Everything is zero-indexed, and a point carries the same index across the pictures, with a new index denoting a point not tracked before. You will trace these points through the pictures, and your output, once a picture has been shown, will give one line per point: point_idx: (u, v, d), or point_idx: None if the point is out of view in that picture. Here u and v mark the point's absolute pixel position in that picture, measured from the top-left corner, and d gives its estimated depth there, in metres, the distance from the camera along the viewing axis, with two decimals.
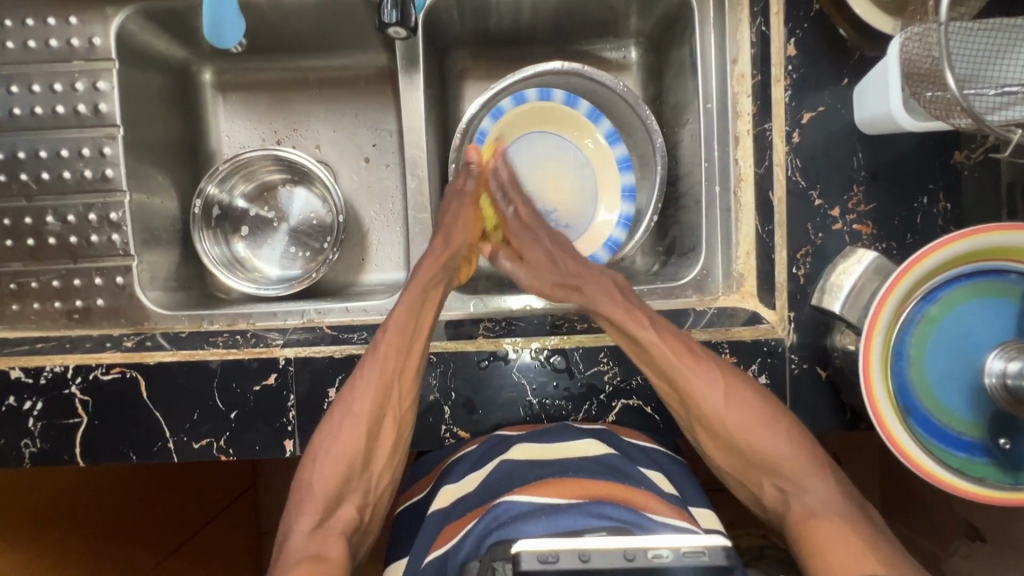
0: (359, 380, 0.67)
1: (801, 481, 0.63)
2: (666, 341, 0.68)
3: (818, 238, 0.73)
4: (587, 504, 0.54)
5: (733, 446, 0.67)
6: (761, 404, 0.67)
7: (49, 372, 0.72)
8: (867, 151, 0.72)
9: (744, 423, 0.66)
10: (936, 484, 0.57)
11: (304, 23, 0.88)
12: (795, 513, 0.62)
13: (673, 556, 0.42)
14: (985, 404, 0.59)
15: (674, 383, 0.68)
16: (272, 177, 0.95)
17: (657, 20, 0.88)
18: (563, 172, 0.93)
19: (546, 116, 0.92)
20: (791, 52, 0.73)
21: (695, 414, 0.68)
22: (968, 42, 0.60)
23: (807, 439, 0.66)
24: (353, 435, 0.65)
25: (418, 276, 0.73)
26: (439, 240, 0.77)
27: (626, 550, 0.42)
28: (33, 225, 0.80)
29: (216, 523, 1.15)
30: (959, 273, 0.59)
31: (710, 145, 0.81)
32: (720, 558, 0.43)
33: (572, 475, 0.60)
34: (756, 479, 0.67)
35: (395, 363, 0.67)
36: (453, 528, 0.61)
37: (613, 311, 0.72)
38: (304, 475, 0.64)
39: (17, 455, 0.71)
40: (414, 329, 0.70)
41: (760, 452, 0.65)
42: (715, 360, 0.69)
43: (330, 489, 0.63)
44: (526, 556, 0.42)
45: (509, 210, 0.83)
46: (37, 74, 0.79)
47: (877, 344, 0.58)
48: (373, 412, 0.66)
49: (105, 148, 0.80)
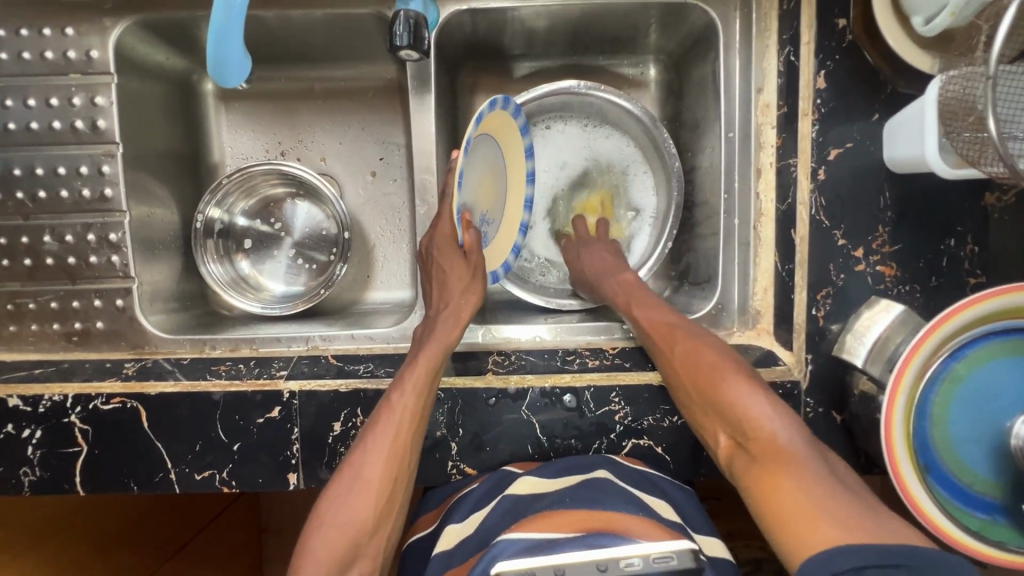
0: (370, 444, 0.64)
1: (750, 426, 0.58)
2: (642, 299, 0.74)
3: (840, 279, 0.71)
4: (585, 536, 0.52)
5: (691, 390, 0.64)
6: (714, 351, 0.65)
7: (47, 401, 0.70)
8: (894, 190, 0.70)
9: (698, 366, 0.64)
10: (956, 547, 0.55)
11: (311, 35, 0.84)
12: (751, 465, 0.56)
13: (643, 562, 0.46)
14: (1009, 465, 0.57)
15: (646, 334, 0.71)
16: (275, 191, 0.92)
17: (679, 40, 0.84)
18: (487, 178, 0.76)
19: (486, 127, 0.72)
20: (820, 85, 0.69)
21: (661, 361, 0.68)
22: (1012, 85, 0.58)
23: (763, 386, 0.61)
24: (362, 501, 0.61)
25: (432, 337, 0.70)
26: (452, 307, 0.72)
27: (598, 562, 0.46)
28: (30, 245, 0.77)
29: (229, 513, 1.18)
30: (986, 331, 0.57)
31: (730, 175, 0.78)
32: (688, 561, 0.46)
33: (563, 509, 0.58)
34: (714, 430, 0.62)
35: (409, 428, 0.65)
36: (456, 575, 0.59)
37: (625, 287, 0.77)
38: (307, 541, 0.60)
39: (16, 483, 0.70)
40: (428, 391, 0.67)
41: (710, 394, 0.62)
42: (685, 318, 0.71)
43: (334, 557, 0.59)
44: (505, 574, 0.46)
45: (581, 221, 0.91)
46: (32, 87, 0.76)
47: (900, 403, 0.56)
48: (383, 478, 0.62)
49: (103, 166, 0.77)
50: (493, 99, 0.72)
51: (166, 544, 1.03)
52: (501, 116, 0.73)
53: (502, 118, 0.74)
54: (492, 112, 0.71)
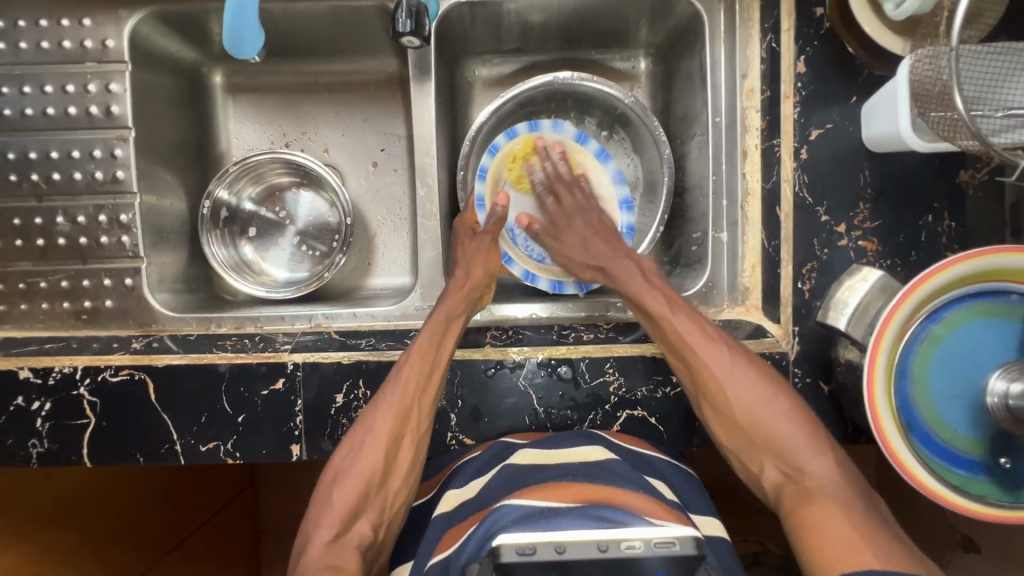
0: (381, 401, 0.67)
1: (802, 461, 0.63)
2: (681, 318, 0.69)
3: (824, 253, 0.74)
4: (585, 507, 0.54)
5: (730, 426, 0.67)
6: (765, 381, 0.67)
7: (58, 373, 0.72)
8: (873, 168, 0.73)
9: (753, 404, 0.66)
10: (938, 501, 0.57)
11: (316, 29, 0.88)
12: (793, 494, 0.63)
13: (644, 547, 0.45)
14: (986, 422, 0.60)
15: (684, 362, 0.69)
16: (281, 180, 0.95)
17: (667, 32, 0.88)
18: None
19: (538, 148, 0.90)
20: (800, 70, 0.74)
21: (704, 392, 0.68)
22: (977, 63, 0.61)
23: (811, 419, 0.65)
24: (372, 452, 0.65)
25: (442, 305, 0.74)
26: (460, 273, 0.77)
27: (599, 542, 0.46)
28: (43, 225, 0.80)
29: (229, 509, 1.18)
30: (962, 293, 0.60)
31: (718, 158, 0.82)
32: (690, 548, 0.45)
33: (571, 480, 0.60)
34: (754, 456, 0.67)
35: (417, 385, 0.68)
36: (454, 533, 0.61)
37: (639, 290, 0.74)
38: (325, 489, 0.65)
39: (25, 454, 0.72)
40: (436, 353, 0.70)
41: (762, 429, 0.65)
42: (726, 340, 0.69)
43: (347, 503, 0.63)
44: (505, 547, 0.46)
45: (549, 200, 0.86)
46: (50, 75, 0.80)
47: (882, 361, 0.59)
48: (392, 432, 0.66)
49: (116, 150, 0.80)
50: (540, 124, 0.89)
51: (161, 543, 1.02)
52: (547, 137, 0.89)
53: (547, 138, 0.89)
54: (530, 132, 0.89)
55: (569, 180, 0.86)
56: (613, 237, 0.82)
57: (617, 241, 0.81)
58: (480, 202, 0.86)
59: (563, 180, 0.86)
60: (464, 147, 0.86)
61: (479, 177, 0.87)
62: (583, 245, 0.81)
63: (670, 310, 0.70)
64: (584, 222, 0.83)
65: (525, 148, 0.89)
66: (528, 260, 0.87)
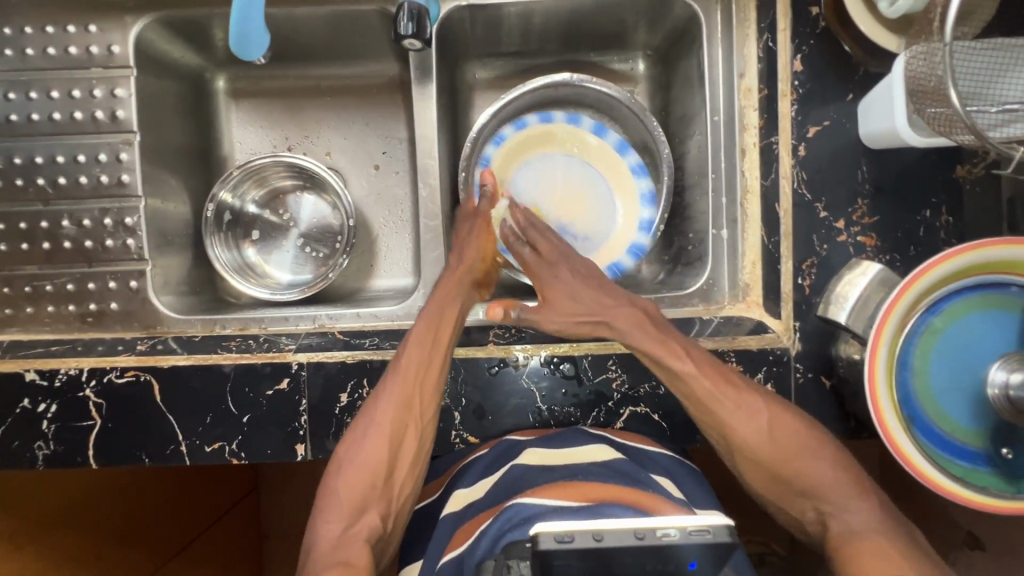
0: (382, 391, 0.68)
1: (842, 502, 0.63)
2: (704, 371, 0.68)
3: (823, 249, 0.74)
4: (596, 506, 0.54)
5: (764, 473, 0.67)
6: (801, 426, 0.66)
7: (64, 374, 0.73)
8: (871, 164, 0.74)
9: (784, 452, 0.66)
10: (940, 492, 0.58)
11: (319, 33, 0.89)
12: (836, 532, 0.61)
13: (680, 535, 0.42)
14: (987, 413, 0.60)
15: (713, 415, 0.67)
16: (284, 183, 0.96)
17: (664, 34, 0.89)
18: (570, 190, 0.91)
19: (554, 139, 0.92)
20: (797, 68, 0.75)
21: (732, 442, 0.68)
22: (969, 60, 0.61)
23: (848, 461, 0.65)
24: (376, 446, 0.65)
25: (437, 293, 0.74)
26: (455, 258, 0.79)
27: (636, 529, 0.43)
28: (49, 229, 0.81)
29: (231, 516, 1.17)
30: (961, 285, 0.61)
31: (717, 157, 0.82)
32: (725, 535, 0.43)
33: (584, 480, 0.60)
34: (797, 504, 0.66)
35: (416, 375, 0.68)
36: (464, 532, 0.61)
37: (641, 341, 0.69)
38: (330, 483, 0.65)
39: (31, 457, 0.72)
40: (434, 341, 0.70)
41: (802, 475, 0.65)
42: (752, 386, 0.69)
43: (354, 496, 0.64)
44: (543, 536, 0.43)
45: (526, 250, 0.81)
46: (56, 80, 0.81)
47: (883, 354, 0.59)
48: (395, 423, 0.66)
49: (121, 154, 0.81)
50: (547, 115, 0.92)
51: (167, 543, 1.02)
52: (554, 127, 0.92)
53: (553, 128, 0.92)
54: (537, 123, 0.92)
55: (544, 226, 0.82)
56: (603, 282, 0.77)
57: (608, 288, 0.75)
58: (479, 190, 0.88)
59: (538, 226, 0.82)
60: (466, 148, 0.87)
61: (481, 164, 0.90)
62: (571, 296, 0.75)
63: (687, 360, 0.68)
64: (570, 270, 0.78)
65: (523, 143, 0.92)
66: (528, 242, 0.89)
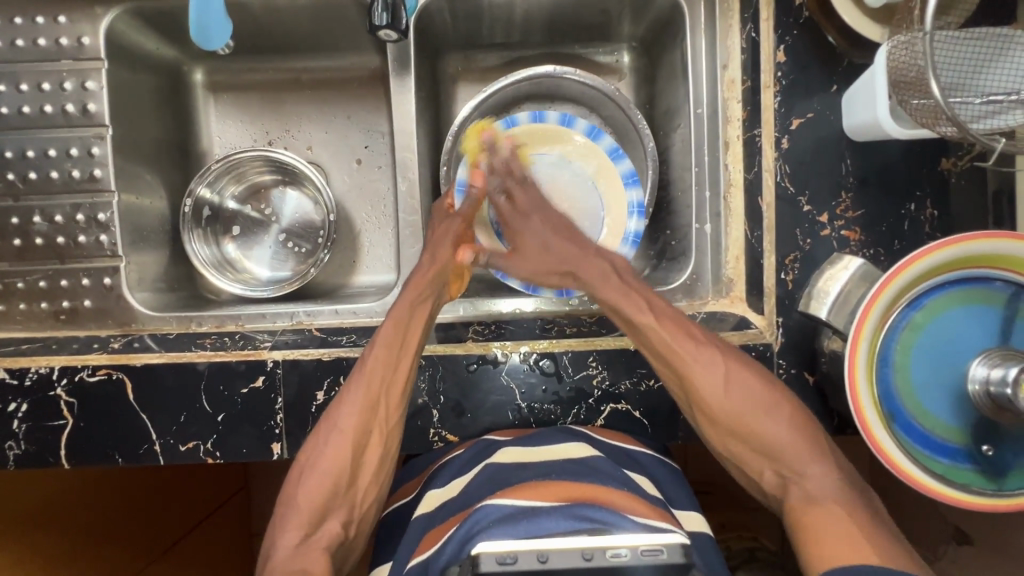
0: (345, 397, 0.67)
1: (801, 464, 0.62)
2: (663, 324, 0.68)
3: (806, 244, 0.73)
4: (570, 506, 0.53)
5: (725, 434, 0.67)
6: (759, 386, 0.66)
7: (34, 374, 0.71)
8: (855, 157, 0.73)
9: (742, 408, 0.66)
10: (920, 489, 0.57)
11: (295, 25, 0.87)
12: (795, 497, 0.61)
13: (631, 555, 0.41)
14: (969, 409, 0.60)
15: (673, 367, 0.67)
16: (263, 178, 0.94)
17: (649, 24, 0.88)
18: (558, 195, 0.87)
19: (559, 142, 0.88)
20: (780, 59, 0.74)
21: (694, 399, 0.67)
22: (952, 50, 0.60)
23: (806, 420, 0.65)
24: (336, 451, 0.64)
25: (406, 294, 0.73)
26: (427, 254, 0.76)
27: (583, 550, 0.42)
28: (19, 225, 0.80)
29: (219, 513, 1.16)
30: (942, 280, 0.60)
31: (700, 150, 0.81)
32: (678, 555, 0.42)
33: (556, 479, 0.59)
34: (756, 463, 0.66)
35: (381, 381, 0.67)
36: (434, 534, 0.60)
37: (611, 294, 0.72)
38: (290, 490, 0.64)
39: (2, 457, 0.71)
40: (400, 346, 0.69)
41: (759, 434, 0.65)
42: (715, 342, 0.68)
43: (312, 505, 0.62)
44: (484, 557, 0.42)
45: (503, 199, 0.80)
46: (24, 73, 0.79)
47: (863, 350, 0.58)
48: (358, 428, 0.65)
49: (93, 148, 0.80)
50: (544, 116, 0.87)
51: (153, 543, 1.01)
52: (552, 129, 0.87)
53: (550, 130, 0.87)
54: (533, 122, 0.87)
55: (520, 174, 0.81)
56: (575, 233, 0.79)
57: (579, 237, 0.78)
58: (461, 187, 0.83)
59: (515, 175, 0.81)
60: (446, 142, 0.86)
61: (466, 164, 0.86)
62: (543, 247, 0.78)
63: (650, 312, 0.69)
64: (542, 219, 0.79)
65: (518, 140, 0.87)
66: None
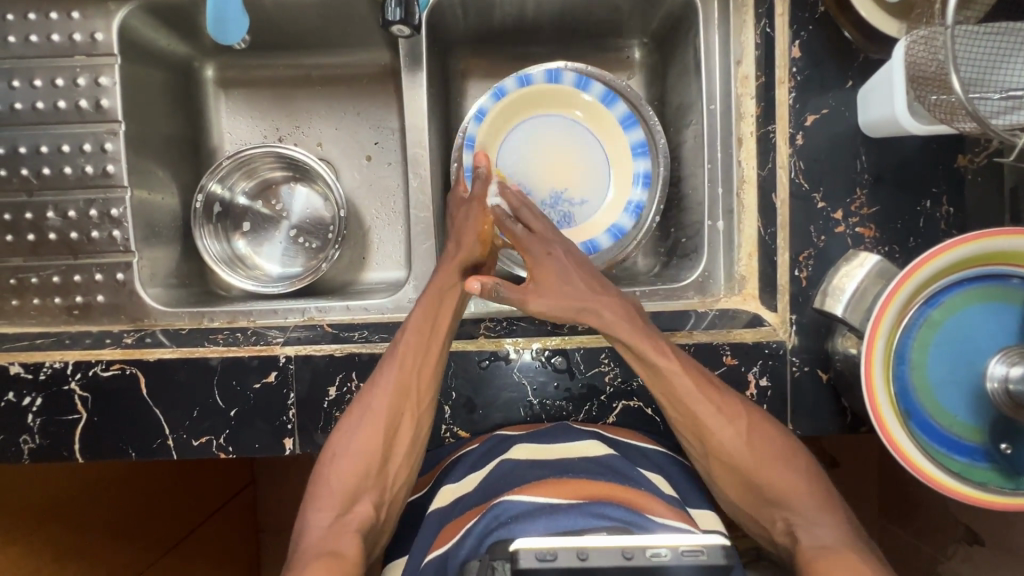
0: (378, 380, 0.67)
1: (813, 516, 0.60)
2: (688, 371, 0.66)
3: (820, 241, 0.73)
4: (589, 504, 0.53)
5: (737, 484, 0.64)
6: (778, 435, 0.65)
7: (49, 368, 0.72)
8: (870, 153, 0.72)
9: (759, 459, 0.64)
10: (939, 489, 0.56)
11: (307, 22, 0.87)
12: (803, 545, 0.58)
13: (672, 555, 0.41)
14: (987, 407, 0.59)
15: (692, 416, 0.65)
16: (274, 174, 0.94)
17: (661, 20, 0.87)
18: (560, 154, 0.89)
19: (532, 101, 0.86)
20: (795, 54, 0.73)
21: (708, 449, 0.65)
22: (973, 45, 0.59)
23: (822, 481, 0.63)
24: (371, 434, 0.64)
25: (435, 280, 0.72)
26: (452, 244, 0.75)
27: (624, 549, 0.41)
28: (33, 220, 0.80)
29: (227, 508, 1.16)
30: (960, 277, 0.59)
31: (713, 146, 0.81)
32: (719, 556, 0.42)
33: (574, 475, 0.59)
34: (766, 513, 0.63)
35: (413, 364, 0.67)
36: (450, 530, 0.60)
37: (628, 335, 0.66)
38: (319, 473, 0.64)
39: (16, 451, 0.71)
40: (432, 330, 0.69)
41: (773, 485, 0.63)
42: (733, 395, 0.67)
43: (348, 487, 0.62)
44: (523, 553, 0.41)
45: (518, 228, 0.74)
46: (39, 69, 0.79)
47: (879, 348, 0.58)
48: (392, 410, 0.66)
49: (106, 144, 0.80)
50: (528, 77, 0.84)
51: (164, 536, 1.02)
52: (540, 89, 0.85)
53: (539, 91, 0.85)
54: (520, 87, 0.85)
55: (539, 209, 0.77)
56: (593, 272, 0.71)
57: (595, 277, 0.71)
58: (468, 173, 0.85)
59: (532, 206, 0.77)
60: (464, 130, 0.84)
61: (468, 147, 0.85)
62: (560, 281, 0.69)
63: (669, 357, 0.66)
64: (563, 252, 0.72)
65: (513, 108, 0.86)
66: None
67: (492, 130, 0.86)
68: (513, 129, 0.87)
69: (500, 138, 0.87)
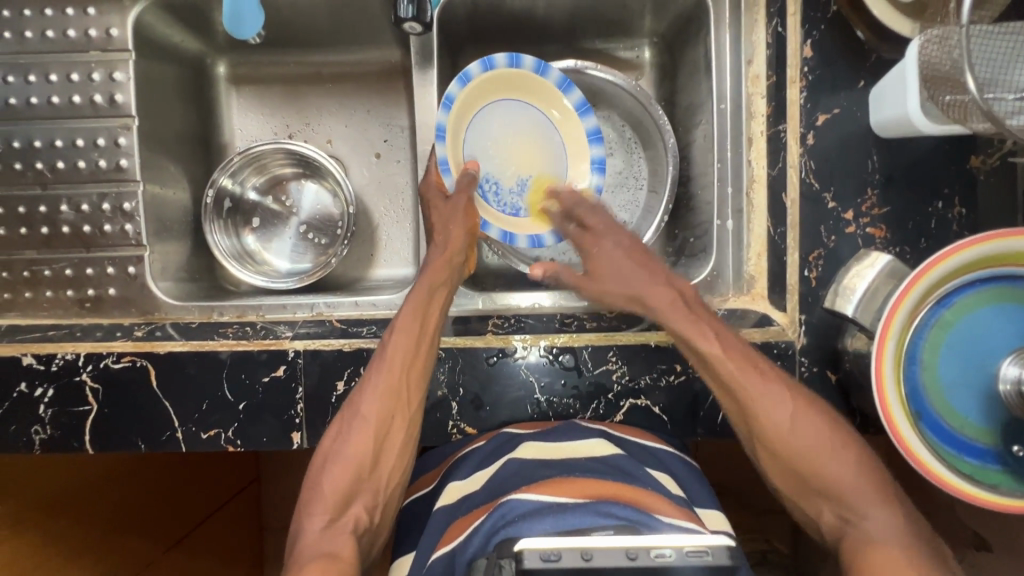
0: (367, 382, 0.67)
1: (864, 508, 0.59)
2: (731, 355, 0.65)
3: (831, 240, 0.72)
4: (595, 503, 0.52)
5: (784, 472, 0.64)
6: (827, 424, 0.63)
7: (61, 359, 0.72)
8: (882, 153, 0.72)
9: (806, 447, 0.62)
10: (948, 490, 0.56)
11: (319, 19, 0.88)
12: (852, 543, 0.58)
13: (677, 555, 0.41)
14: (998, 409, 0.59)
15: (736, 400, 0.65)
16: (284, 171, 0.95)
17: (671, 19, 0.87)
18: (525, 141, 0.81)
19: (497, 85, 0.78)
20: (807, 54, 0.73)
21: (754, 434, 0.65)
22: (987, 44, 0.59)
23: (875, 468, 0.62)
24: (361, 436, 0.64)
25: (423, 281, 0.73)
26: (439, 240, 0.76)
27: (628, 549, 0.41)
28: (47, 214, 0.81)
29: (234, 503, 1.16)
30: (971, 279, 0.59)
31: (722, 146, 0.80)
32: (724, 557, 0.42)
33: (579, 475, 0.59)
34: (813, 502, 0.63)
35: (401, 366, 0.67)
36: (457, 527, 0.60)
37: (682, 324, 0.67)
38: (314, 478, 0.63)
39: (28, 441, 0.72)
40: (420, 330, 0.69)
41: (820, 474, 0.62)
42: (780, 377, 0.65)
43: (339, 489, 0.62)
44: (528, 554, 0.41)
45: (572, 228, 0.78)
46: (55, 64, 0.80)
47: (890, 349, 0.57)
48: (381, 412, 0.65)
49: (119, 139, 0.81)
50: (492, 59, 0.75)
51: (171, 530, 1.03)
52: (504, 73, 0.77)
53: (504, 75, 0.77)
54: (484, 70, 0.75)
55: (594, 204, 0.78)
56: (649, 261, 0.74)
57: (652, 264, 0.74)
58: (445, 167, 0.76)
59: (586, 202, 0.77)
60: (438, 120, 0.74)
61: (438, 138, 0.75)
62: (617, 274, 0.74)
63: (715, 340, 0.66)
64: (618, 246, 0.76)
65: (479, 91, 0.77)
66: (502, 216, 0.80)
67: (460, 115, 0.77)
68: (479, 114, 0.79)
69: (463, 130, 0.78)
